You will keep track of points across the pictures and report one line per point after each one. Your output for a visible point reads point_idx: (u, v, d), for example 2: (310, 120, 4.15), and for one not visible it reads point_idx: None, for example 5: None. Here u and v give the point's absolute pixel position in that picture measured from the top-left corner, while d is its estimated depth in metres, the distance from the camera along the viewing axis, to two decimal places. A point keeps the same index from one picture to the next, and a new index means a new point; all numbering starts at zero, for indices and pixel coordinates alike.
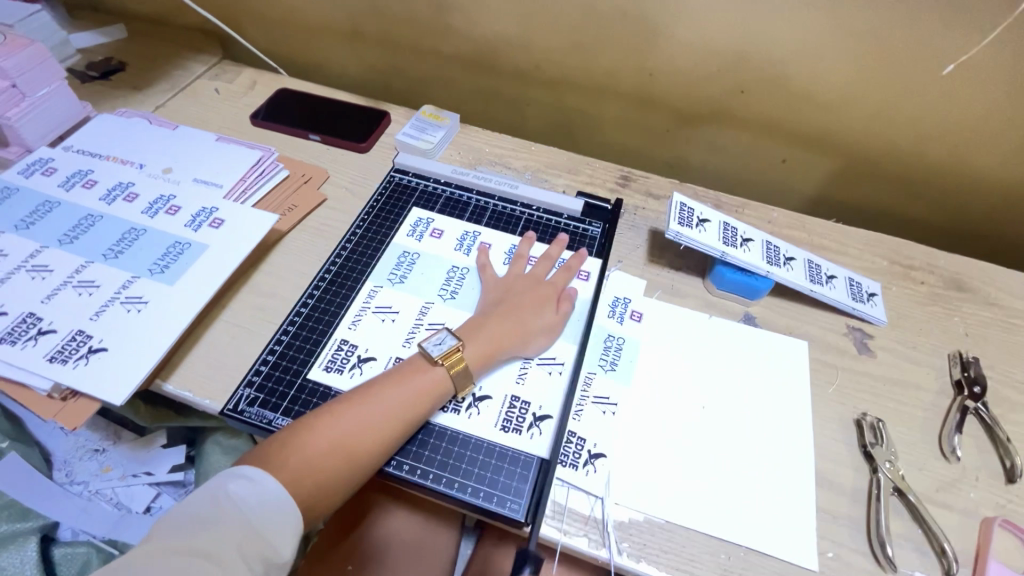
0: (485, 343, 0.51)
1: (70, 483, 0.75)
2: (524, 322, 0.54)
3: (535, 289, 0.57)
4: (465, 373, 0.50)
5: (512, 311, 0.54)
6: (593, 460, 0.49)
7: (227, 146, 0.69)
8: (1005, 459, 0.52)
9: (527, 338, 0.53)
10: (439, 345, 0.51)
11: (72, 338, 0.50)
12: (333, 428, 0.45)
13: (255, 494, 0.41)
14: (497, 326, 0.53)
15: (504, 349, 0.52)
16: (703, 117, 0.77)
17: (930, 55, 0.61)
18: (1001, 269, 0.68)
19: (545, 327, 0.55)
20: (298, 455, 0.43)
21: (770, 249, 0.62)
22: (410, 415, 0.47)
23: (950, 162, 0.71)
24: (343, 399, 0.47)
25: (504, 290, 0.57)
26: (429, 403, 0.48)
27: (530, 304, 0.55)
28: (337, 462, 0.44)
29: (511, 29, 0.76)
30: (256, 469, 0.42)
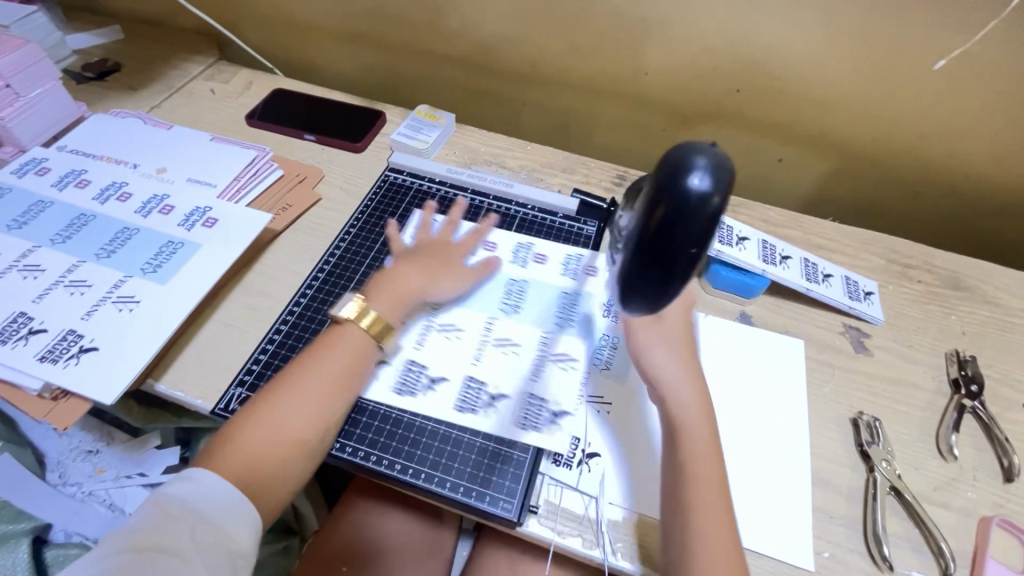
0: (392, 292, 0.53)
1: (64, 484, 0.74)
2: (426, 272, 0.56)
3: (437, 248, 0.59)
4: (384, 330, 0.51)
5: (415, 262, 0.57)
6: (587, 459, 0.49)
7: (221, 145, 0.69)
8: (1002, 458, 0.52)
9: (432, 282, 0.56)
10: (347, 307, 0.52)
11: (63, 337, 0.50)
12: (262, 413, 0.45)
13: (202, 491, 0.41)
14: (410, 275, 0.55)
15: (412, 299, 0.54)
16: (699, 117, 0.77)
17: (924, 54, 0.61)
18: (999, 268, 0.68)
19: (455, 275, 0.57)
20: (236, 445, 0.44)
21: (766, 249, 0.62)
22: (341, 385, 0.48)
23: (946, 160, 0.71)
24: (272, 383, 0.47)
25: (414, 250, 0.59)
26: (358, 370, 0.49)
27: (441, 259, 0.58)
28: (278, 439, 0.45)
29: (506, 29, 0.76)
30: (196, 470, 0.42)
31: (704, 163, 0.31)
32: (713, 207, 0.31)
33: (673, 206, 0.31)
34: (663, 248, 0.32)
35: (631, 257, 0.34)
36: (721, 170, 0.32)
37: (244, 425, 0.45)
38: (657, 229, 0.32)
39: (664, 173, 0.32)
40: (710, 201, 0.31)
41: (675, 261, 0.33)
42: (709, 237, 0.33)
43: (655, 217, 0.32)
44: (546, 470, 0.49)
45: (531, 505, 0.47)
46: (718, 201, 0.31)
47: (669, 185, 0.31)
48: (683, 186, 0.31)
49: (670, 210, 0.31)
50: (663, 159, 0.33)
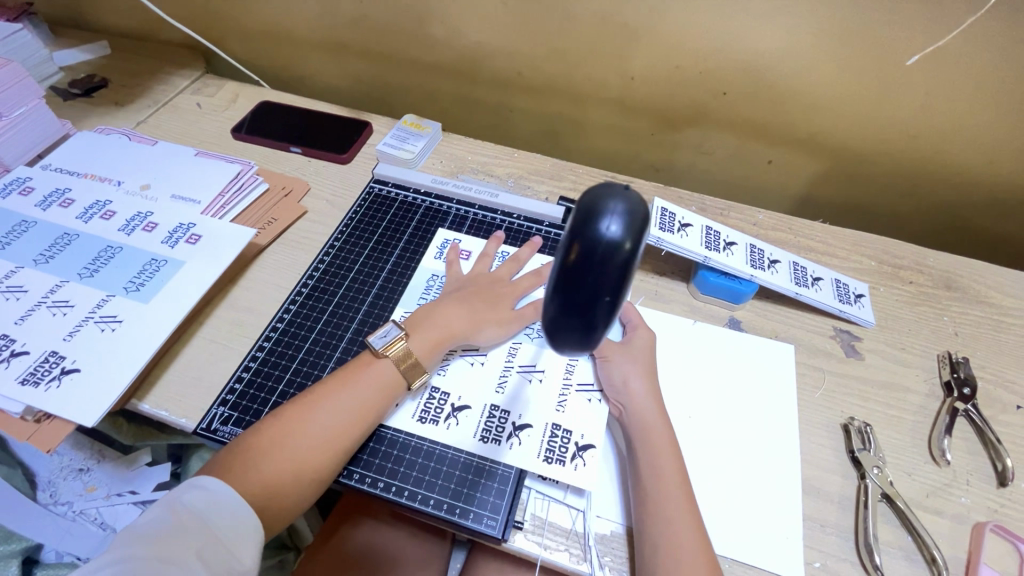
0: (433, 332, 0.52)
1: (55, 503, 0.74)
2: (473, 313, 0.53)
3: (492, 285, 0.56)
4: (414, 367, 0.50)
5: (467, 299, 0.55)
6: (581, 452, 0.48)
7: (206, 160, 0.69)
8: (996, 462, 0.51)
9: (476, 327, 0.53)
10: (383, 338, 0.51)
11: (45, 359, 0.50)
12: (282, 433, 0.45)
13: (211, 501, 0.41)
14: (448, 312, 0.53)
15: (452, 338, 0.52)
16: (686, 120, 0.77)
17: (909, 53, 0.61)
18: (991, 266, 0.67)
19: (500, 319, 0.54)
20: (250, 461, 0.44)
21: (754, 253, 0.61)
22: (367, 416, 0.47)
23: (936, 159, 0.70)
24: (296, 403, 0.47)
25: (461, 284, 0.57)
26: (385, 403, 0.48)
27: (490, 298, 0.55)
28: (291, 463, 0.44)
29: (490, 37, 0.76)
30: (210, 478, 0.42)
31: (619, 206, 0.27)
32: (625, 253, 0.27)
33: (586, 249, 0.26)
34: (577, 292, 0.27)
35: (551, 300, 0.28)
36: (636, 213, 0.28)
37: (262, 442, 0.45)
38: (571, 271, 0.27)
39: (578, 215, 0.27)
40: (621, 247, 0.26)
41: (591, 307, 0.27)
42: (627, 284, 0.27)
43: (570, 258, 0.27)
44: (532, 484, 0.48)
45: (516, 521, 0.46)
46: (632, 246, 0.27)
47: (579, 228, 0.27)
48: (595, 229, 0.27)
49: (584, 253, 0.26)
50: (576, 207, 0.28)
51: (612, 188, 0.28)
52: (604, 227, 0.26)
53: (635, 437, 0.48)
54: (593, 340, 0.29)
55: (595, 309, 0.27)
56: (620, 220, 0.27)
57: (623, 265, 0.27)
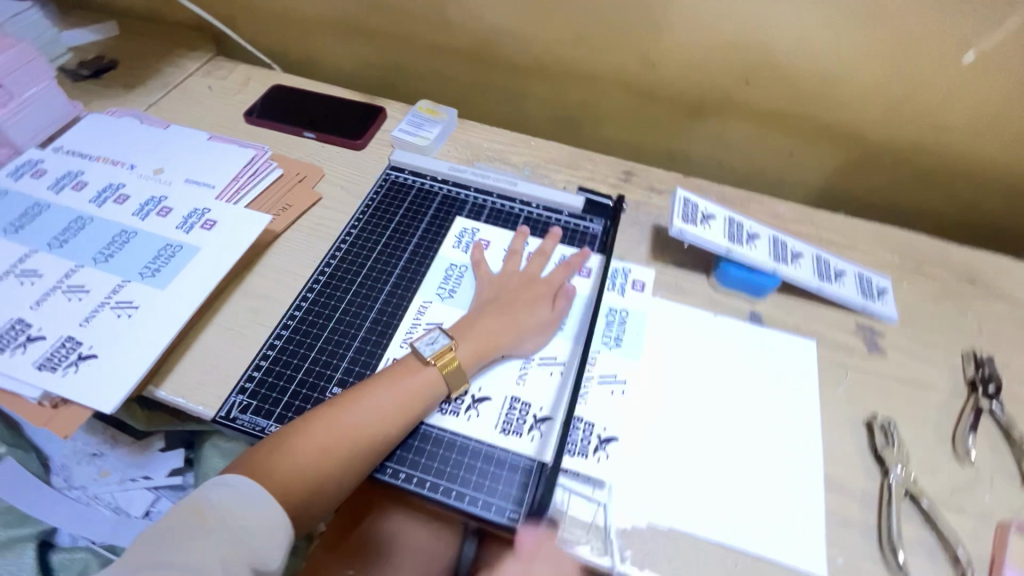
0: (477, 341, 0.51)
1: (69, 488, 0.75)
2: (517, 319, 0.53)
3: (529, 287, 0.56)
4: (457, 373, 0.49)
5: (510, 305, 0.54)
6: (604, 445, 0.49)
7: (219, 145, 0.68)
8: (1021, 461, 0.50)
9: (521, 336, 0.52)
10: (431, 345, 0.50)
11: (62, 344, 0.49)
12: (320, 436, 0.44)
13: (238, 500, 0.40)
14: (491, 319, 0.52)
15: (498, 347, 0.51)
16: (707, 110, 0.75)
17: (942, 44, 0.59)
18: (1017, 263, 0.66)
19: (541, 326, 0.53)
20: (288, 459, 0.43)
21: (777, 246, 0.61)
22: (404, 419, 0.47)
23: (963, 153, 0.69)
24: (333, 403, 0.46)
25: (498, 289, 0.56)
26: (422, 406, 0.48)
27: (531, 303, 0.54)
28: (331, 466, 0.44)
29: (509, 21, 0.74)
30: (239, 476, 0.42)
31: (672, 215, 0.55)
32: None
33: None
34: None
35: None
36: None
37: (298, 444, 0.44)
38: None
39: None
40: None
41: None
42: None
43: None
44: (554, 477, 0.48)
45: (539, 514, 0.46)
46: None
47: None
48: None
49: None
50: None
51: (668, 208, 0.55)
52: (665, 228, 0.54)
53: None
54: None
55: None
56: None
57: None
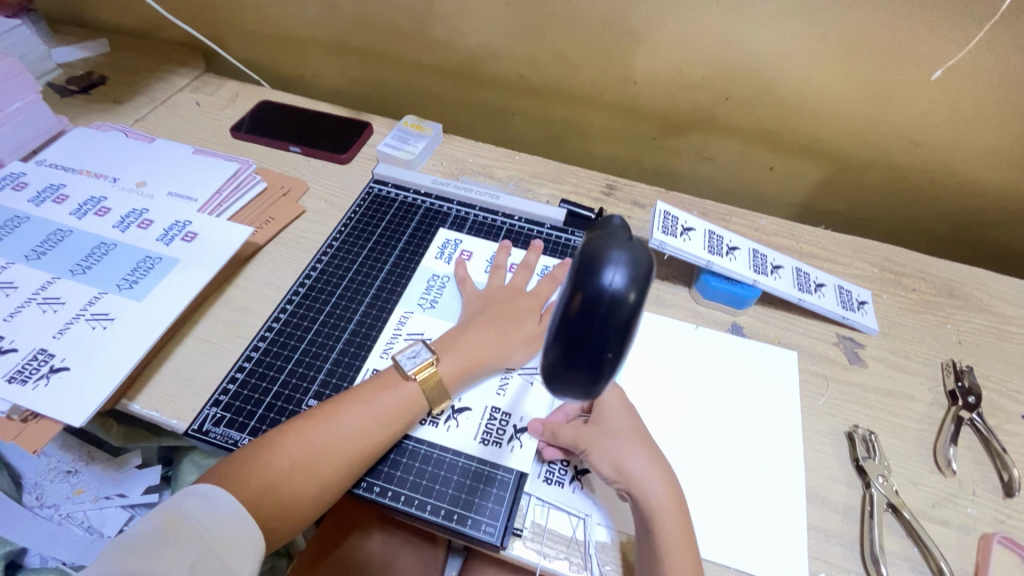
0: (460, 358, 0.50)
1: (41, 506, 0.73)
2: (504, 333, 0.52)
3: (516, 300, 0.55)
4: (438, 390, 0.48)
5: (494, 320, 0.53)
6: (579, 476, 0.48)
7: (203, 158, 0.68)
8: (1002, 472, 0.50)
9: (506, 350, 0.51)
10: (413, 359, 0.50)
11: (34, 356, 0.49)
12: (295, 448, 0.44)
13: (212, 510, 0.40)
14: (475, 336, 0.51)
15: (482, 362, 0.50)
16: (689, 126, 0.76)
17: (911, 63, 0.61)
18: (996, 276, 0.67)
19: (528, 338, 0.52)
20: (261, 473, 0.42)
21: (757, 258, 0.61)
22: (384, 432, 0.46)
23: (937, 169, 0.70)
24: (309, 414, 0.46)
25: (483, 298, 0.56)
26: (402, 420, 0.47)
27: (517, 315, 0.53)
28: (305, 478, 0.43)
29: (493, 39, 0.75)
30: (210, 486, 0.41)
31: (624, 253, 0.26)
32: (630, 305, 0.26)
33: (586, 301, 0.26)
34: (581, 344, 0.26)
35: (551, 343, 0.28)
36: (641, 264, 0.27)
37: (271, 454, 0.43)
38: (573, 322, 0.26)
39: (579, 262, 0.27)
40: (627, 298, 0.26)
41: (592, 363, 0.27)
42: (630, 340, 0.27)
43: (572, 307, 0.26)
44: (532, 490, 0.47)
45: (515, 529, 0.45)
46: (637, 297, 0.26)
47: (581, 280, 0.26)
48: (598, 282, 0.26)
49: (585, 304, 0.26)
50: (576, 252, 0.28)
51: (614, 236, 0.28)
52: (608, 278, 0.26)
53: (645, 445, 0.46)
54: (598, 387, 0.28)
55: (596, 365, 0.26)
56: (623, 271, 0.26)
57: (629, 317, 0.26)
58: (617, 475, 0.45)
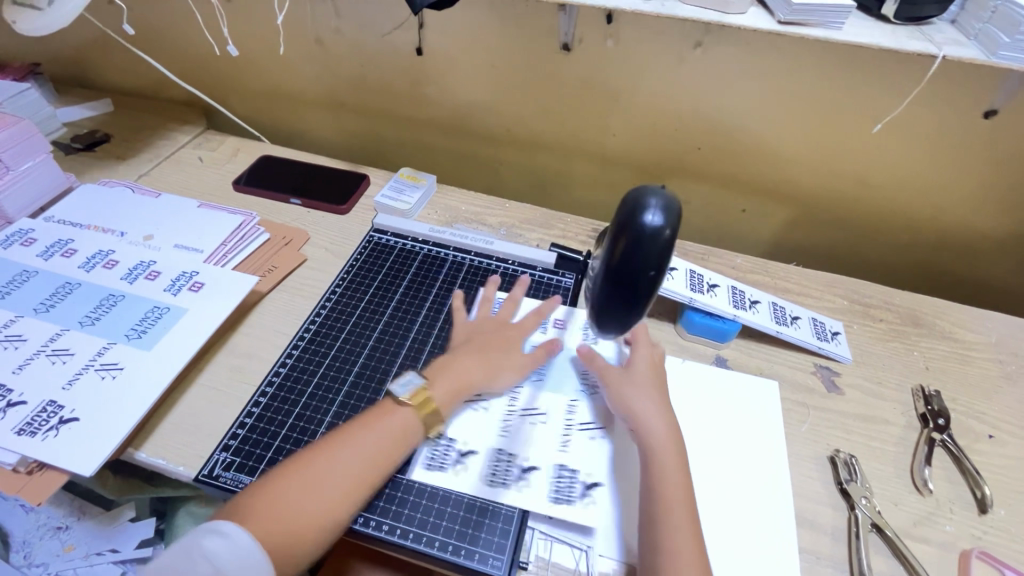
0: (450, 381, 0.53)
1: (29, 566, 0.71)
2: (489, 360, 0.55)
3: (502, 330, 0.58)
4: (433, 415, 0.51)
5: (479, 347, 0.56)
6: (588, 490, 0.49)
7: (208, 211, 0.71)
8: (975, 489, 0.54)
9: (493, 375, 0.54)
10: (406, 385, 0.52)
11: (43, 408, 0.50)
12: (308, 475, 0.45)
13: (232, 551, 0.40)
14: (463, 362, 0.54)
15: (470, 387, 0.53)
16: (666, 173, 0.82)
17: (858, 116, 0.68)
18: (954, 305, 0.72)
19: (516, 365, 0.56)
20: (276, 513, 0.43)
21: (736, 294, 0.65)
22: (388, 456, 0.48)
23: (893, 207, 0.77)
24: (312, 451, 0.47)
25: (469, 331, 0.59)
26: (406, 444, 0.49)
27: (503, 346, 0.57)
28: (318, 501, 0.44)
29: (483, 97, 0.82)
30: (229, 524, 0.41)
31: (656, 206, 0.36)
32: (664, 239, 0.36)
33: (632, 238, 0.36)
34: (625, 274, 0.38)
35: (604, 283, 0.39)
36: (671, 206, 0.37)
37: (287, 483, 0.44)
38: (619, 260, 0.37)
39: (624, 212, 0.37)
40: (662, 233, 0.36)
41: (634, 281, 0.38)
42: (665, 261, 0.37)
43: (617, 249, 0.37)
44: (536, 524, 0.49)
45: (521, 562, 0.46)
46: (670, 233, 0.36)
47: (625, 226, 0.37)
48: (640, 221, 0.36)
49: (627, 243, 0.37)
50: (621, 202, 0.38)
51: (651, 190, 0.37)
52: (648, 219, 0.36)
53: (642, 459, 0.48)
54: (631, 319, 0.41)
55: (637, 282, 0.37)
56: (659, 214, 0.36)
57: (662, 248, 0.36)
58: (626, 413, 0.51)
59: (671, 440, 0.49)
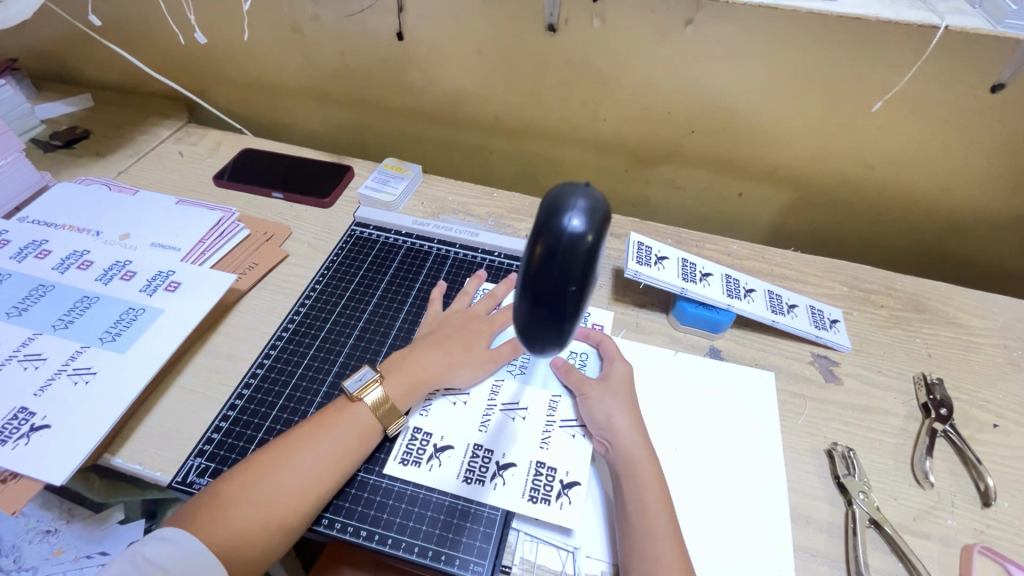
0: (407, 375, 0.52)
1: (20, 569, 0.71)
2: (449, 353, 0.54)
3: (470, 323, 0.57)
4: (390, 411, 0.50)
5: (442, 340, 0.55)
6: (566, 490, 0.48)
7: (187, 208, 0.69)
8: (978, 482, 0.52)
9: (453, 369, 0.53)
10: (359, 380, 0.51)
11: (14, 416, 0.48)
12: (257, 477, 0.44)
13: (174, 553, 0.40)
14: (421, 354, 0.53)
15: (427, 381, 0.52)
16: (659, 158, 0.80)
17: (858, 95, 0.65)
18: (959, 289, 0.70)
19: (476, 360, 0.54)
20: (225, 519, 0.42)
21: (730, 283, 0.63)
22: (344, 459, 0.47)
23: (895, 188, 0.74)
24: (266, 452, 0.46)
25: (438, 322, 0.58)
26: (365, 443, 0.48)
27: (467, 338, 0.55)
28: (271, 505, 0.43)
29: (468, 83, 0.79)
30: (175, 529, 0.41)
31: (581, 205, 0.28)
32: (587, 246, 0.28)
33: (549, 246, 0.28)
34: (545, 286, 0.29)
35: (522, 297, 0.30)
36: (598, 208, 0.29)
37: (237, 485, 0.44)
38: (537, 269, 0.28)
39: (542, 210, 0.29)
40: (585, 239, 0.28)
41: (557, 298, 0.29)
42: (591, 274, 0.29)
43: (535, 254, 0.28)
44: (520, 526, 0.47)
45: (504, 566, 0.45)
46: (594, 238, 0.28)
47: (543, 226, 0.28)
48: (560, 224, 0.28)
49: (548, 247, 0.28)
50: (543, 200, 0.30)
51: (574, 186, 0.30)
52: (569, 223, 0.28)
53: (621, 474, 0.47)
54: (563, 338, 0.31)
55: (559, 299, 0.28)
56: (582, 215, 0.28)
57: (586, 257, 0.28)
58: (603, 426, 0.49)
59: (649, 457, 0.47)
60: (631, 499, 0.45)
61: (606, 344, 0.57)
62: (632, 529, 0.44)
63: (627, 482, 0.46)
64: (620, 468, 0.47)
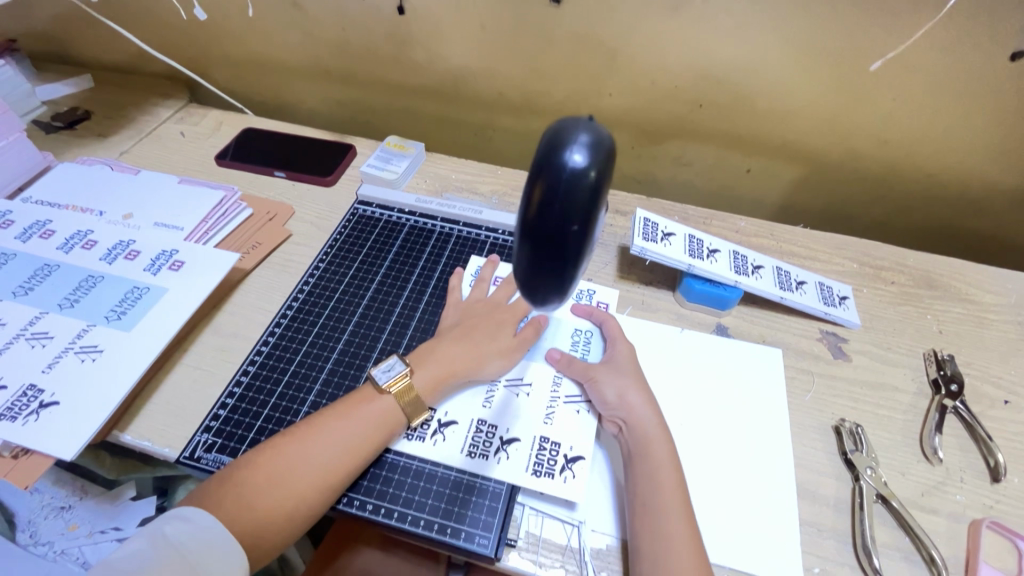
0: (436, 367, 0.51)
1: (36, 544, 0.73)
2: (476, 343, 0.53)
3: (492, 313, 0.56)
4: (415, 402, 0.49)
5: (468, 333, 0.54)
6: (570, 464, 0.48)
7: (189, 188, 0.69)
8: (987, 458, 0.51)
9: (481, 361, 0.52)
10: (388, 372, 0.51)
11: (23, 393, 0.49)
12: (279, 460, 0.44)
13: (194, 533, 0.41)
14: (451, 347, 0.52)
15: (455, 373, 0.51)
16: (665, 133, 0.78)
17: (872, 64, 0.63)
18: (972, 265, 0.68)
19: (503, 349, 0.53)
20: (245, 499, 0.43)
21: (738, 259, 0.62)
22: (365, 447, 0.46)
23: (908, 162, 0.72)
24: (288, 436, 0.46)
25: (462, 314, 0.57)
26: (387, 431, 0.48)
27: (492, 328, 0.54)
28: (291, 489, 0.43)
29: (471, 58, 0.77)
30: (195, 509, 0.42)
31: (582, 139, 0.28)
32: (589, 183, 0.27)
33: (548, 183, 0.27)
34: (545, 228, 0.28)
35: (522, 243, 0.29)
36: (602, 145, 0.28)
37: (257, 467, 0.44)
38: (536, 209, 0.28)
39: (544, 147, 0.28)
40: (586, 176, 0.27)
41: (559, 239, 0.28)
42: (593, 215, 0.28)
43: (534, 194, 0.28)
44: (526, 500, 0.47)
45: (509, 539, 0.45)
46: (596, 175, 0.27)
47: (542, 164, 0.28)
48: (561, 159, 0.27)
49: (546, 186, 0.27)
50: (543, 138, 0.29)
51: (575, 123, 0.29)
52: (571, 158, 0.27)
53: (634, 451, 0.47)
54: (566, 285, 0.30)
55: (560, 238, 0.28)
56: (585, 150, 0.27)
57: (589, 196, 0.27)
58: (617, 404, 0.49)
59: (663, 434, 0.47)
60: (644, 475, 0.45)
61: (608, 324, 0.56)
62: (643, 504, 0.44)
63: (641, 458, 0.46)
64: (633, 446, 0.47)
